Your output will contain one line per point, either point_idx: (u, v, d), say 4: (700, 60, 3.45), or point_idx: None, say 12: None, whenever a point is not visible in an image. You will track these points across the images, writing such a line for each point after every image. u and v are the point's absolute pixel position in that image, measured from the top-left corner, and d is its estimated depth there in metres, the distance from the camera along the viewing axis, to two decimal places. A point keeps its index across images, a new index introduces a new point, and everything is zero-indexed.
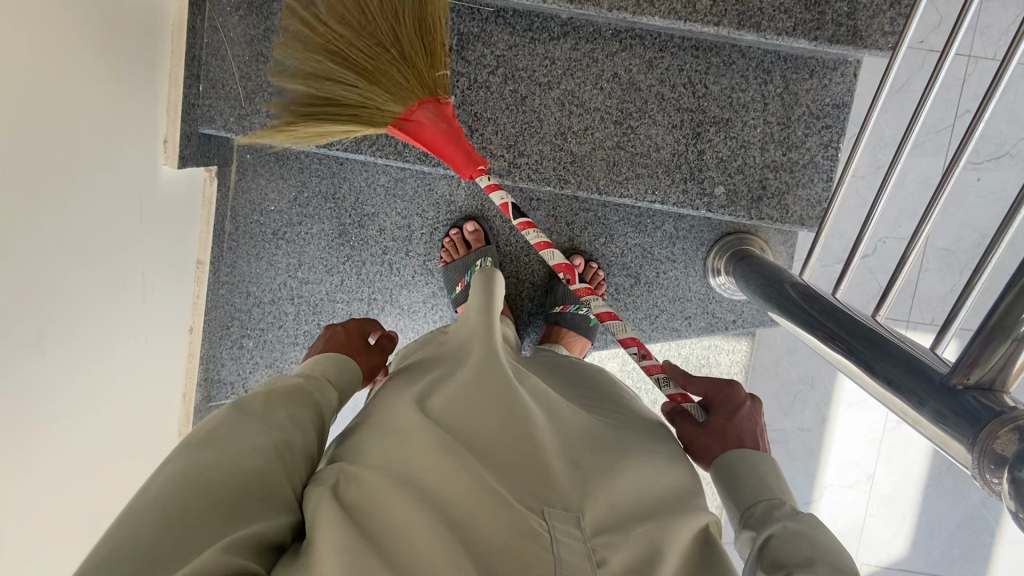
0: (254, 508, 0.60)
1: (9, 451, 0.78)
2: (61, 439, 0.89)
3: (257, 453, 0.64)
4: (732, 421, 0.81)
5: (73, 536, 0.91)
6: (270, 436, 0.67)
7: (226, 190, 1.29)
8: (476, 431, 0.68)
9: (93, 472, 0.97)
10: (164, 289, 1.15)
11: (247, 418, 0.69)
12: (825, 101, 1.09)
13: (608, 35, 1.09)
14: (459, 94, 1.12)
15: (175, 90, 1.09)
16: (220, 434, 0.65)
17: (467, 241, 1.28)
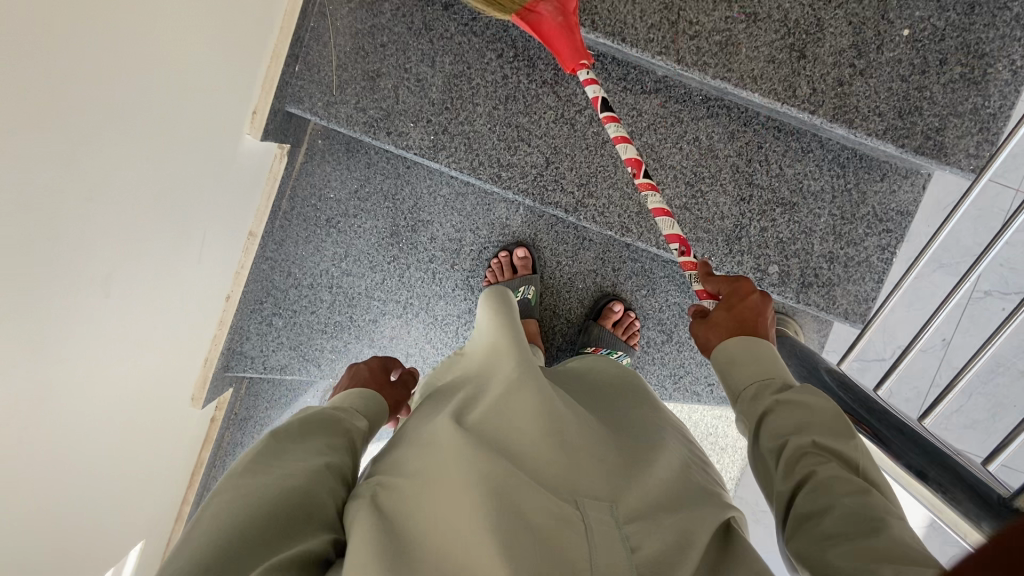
0: (302, 528, 0.60)
1: (53, 379, 0.78)
2: (96, 380, 0.89)
3: (300, 473, 0.65)
4: (734, 311, 0.78)
5: (84, 484, 0.91)
6: (312, 458, 0.68)
7: (292, 170, 1.31)
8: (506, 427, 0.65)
9: (113, 426, 0.97)
10: (216, 253, 1.15)
11: (282, 447, 0.69)
12: (891, 207, 1.12)
13: (698, 99, 1.13)
14: (543, 125, 1.15)
15: (275, 64, 1.11)
16: (259, 463, 0.66)
17: (515, 265, 1.29)
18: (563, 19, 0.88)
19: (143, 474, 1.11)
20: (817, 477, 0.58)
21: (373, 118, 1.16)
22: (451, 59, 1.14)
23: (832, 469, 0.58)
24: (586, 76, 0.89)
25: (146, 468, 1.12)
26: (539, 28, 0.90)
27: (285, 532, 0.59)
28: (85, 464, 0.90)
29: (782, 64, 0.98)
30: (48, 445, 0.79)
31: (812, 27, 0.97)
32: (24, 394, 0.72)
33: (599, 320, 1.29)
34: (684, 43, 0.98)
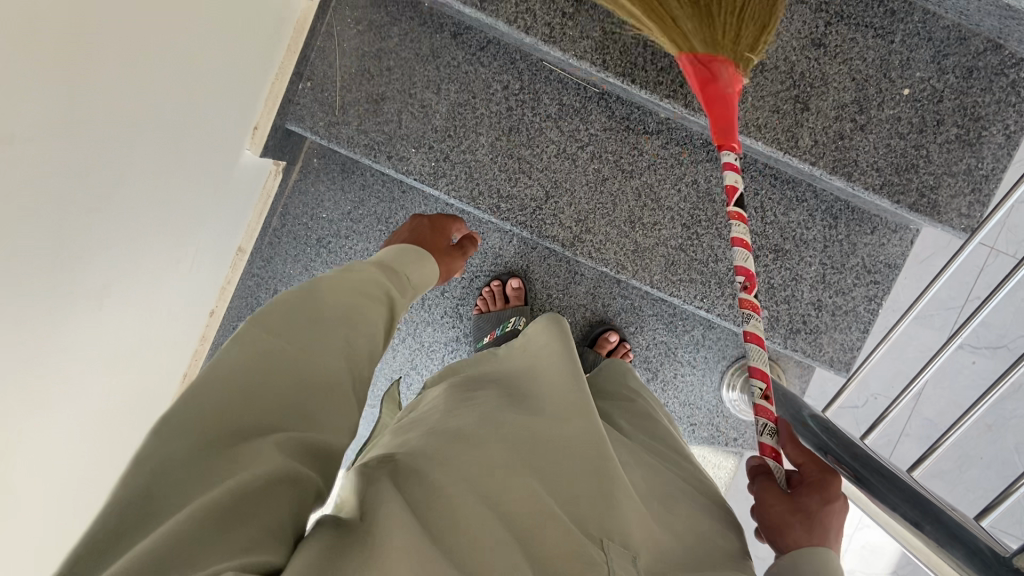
0: (321, 401, 0.57)
1: (42, 389, 0.76)
2: (84, 392, 0.87)
3: (325, 358, 0.60)
4: (822, 506, 0.64)
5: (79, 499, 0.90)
6: (338, 325, 0.64)
7: (285, 187, 1.30)
8: (549, 442, 0.61)
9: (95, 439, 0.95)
10: (207, 268, 1.14)
11: (319, 305, 0.65)
12: (880, 259, 1.15)
13: (698, 142, 1.14)
14: (544, 158, 1.14)
15: (281, 82, 1.12)
16: (289, 316, 0.62)
17: (507, 295, 1.29)
18: (733, 91, 0.78)
19: None
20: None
21: (375, 141, 1.16)
22: (456, 87, 1.15)
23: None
24: (731, 158, 0.79)
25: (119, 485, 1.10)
26: (705, 87, 0.78)
27: (308, 412, 0.55)
28: (80, 482, 0.89)
29: (786, 114, 1.00)
30: (40, 456, 0.79)
31: (816, 81, 0.99)
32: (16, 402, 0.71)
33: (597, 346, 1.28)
34: (691, 87, 1.01)
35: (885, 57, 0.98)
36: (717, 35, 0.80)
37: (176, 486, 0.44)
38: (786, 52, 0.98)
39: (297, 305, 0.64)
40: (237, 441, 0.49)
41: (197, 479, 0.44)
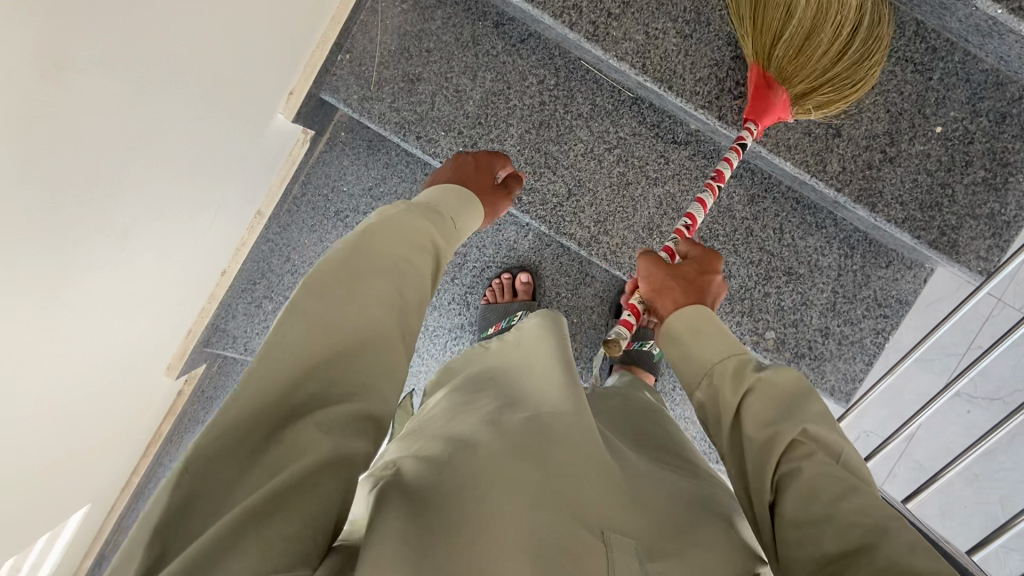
0: (375, 377, 0.54)
1: (44, 321, 0.76)
2: (83, 330, 0.87)
3: (376, 310, 0.58)
4: (702, 275, 0.81)
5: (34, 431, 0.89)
6: (390, 289, 0.61)
7: (310, 156, 1.31)
8: (546, 423, 0.60)
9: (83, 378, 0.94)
10: (225, 225, 1.14)
11: (372, 266, 0.62)
12: (892, 294, 1.15)
13: (725, 158, 1.15)
14: (571, 156, 1.15)
15: (321, 51, 1.12)
16: (343, 283, 0.59)
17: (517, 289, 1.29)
18: (776, 100, 0.97)
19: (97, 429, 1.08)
20: (806, 466, 0.55)
21: (405, 120, 1.16)
22: (492, 76, 1.15)
23: (817, 464, 0.55)
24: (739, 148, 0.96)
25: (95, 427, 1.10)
26: (759, 83, 0.97)
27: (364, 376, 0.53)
28: (39, 415, 0.88)
29: (817, 138, 1.01)
30: (22, 383, 0.79)
31: (851, 108, 1.00)
32: (20, 325, 0.71)
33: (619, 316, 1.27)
34: (727, 101, 1.01)
35: (922, 93, 0.98)
36: (792, 61, 0.97)
37: (220, 487, 0.43)
38: None
39: (350, 267, 0.61)
40: (286, 427, 0.48)
41: (234, 482, 0.44)
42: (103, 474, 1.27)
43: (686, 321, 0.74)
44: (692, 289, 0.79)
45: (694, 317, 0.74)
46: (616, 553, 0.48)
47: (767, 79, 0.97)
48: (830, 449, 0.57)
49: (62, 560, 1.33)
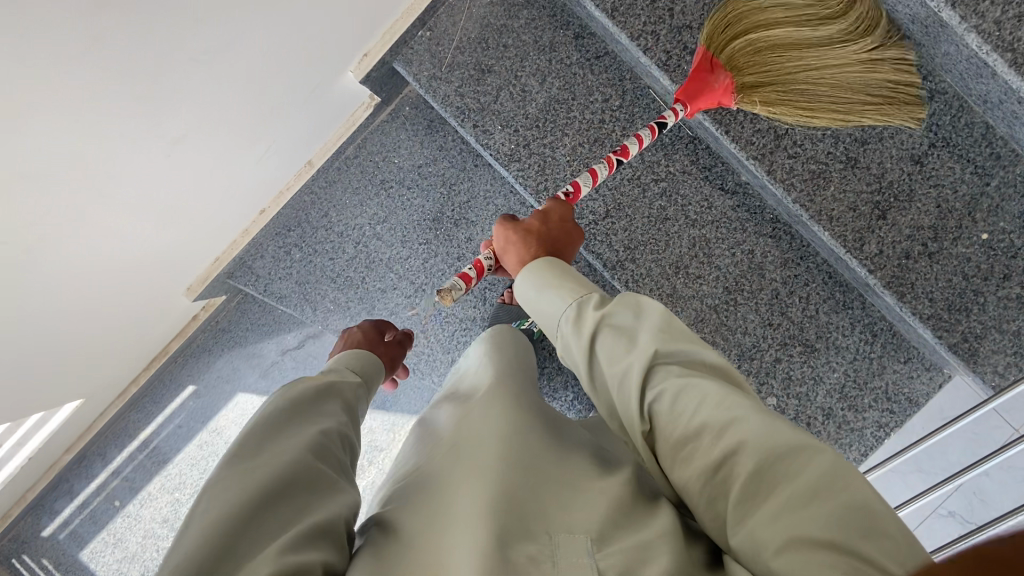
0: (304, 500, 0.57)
1: (70, 200, 0.80)
2: (107, 224, 0.90)
3: (284, 450, 0.61)
4: (540, 220, 0.86)
5: (41, 309, 0.93)
6: (306, 435, 0.65)
7: (370, 123, 1.35)
8: (473, 446, 0.63)
9: (99, 270, 0.98)
10: (272, 165, 1.18)
11: (282, 424, 0.66)
12: (903, 391, 1.13)
13: (767, 218, 1.15)
14: (617, 178, 1.17)
15: (402, 22, 1.16)
16: (257, 438, 0.62)
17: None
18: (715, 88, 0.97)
19: (101, 322, 1.12)
20: (666, 386, 0.57)
21: (466, 106, 1.18)
22: (560, 84, 1.16)
23: (670, 381, 0.57)
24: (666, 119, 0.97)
25: (101, 325, 1.14)
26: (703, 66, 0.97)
27: (306, 500, 0.58)
28: (50, 293, 0.92)
29: (862, 216, 0.99)
30: (38, 254, 0.83)
31: (903, 195, 0.99)
32: (45, 196, 0.76)
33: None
34: (780, 158, 1.01)
35: (976, 196, 0.97)
36: (745, 61, 0.98)
37: None
38: (883, 157, 0.99)
39: (263, 428, 0.64)
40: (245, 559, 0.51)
41: None
42: (101, 375, 1.31)
43: (534, 284, 0.75)
44: (547, 243, 0.83)
45: (542, 269, 0.75)
46: (561, 546, 0.51)
47: (713, 63, 0.97)
48: (682, 361, 0.60)
49: (45, 445, 1.38)
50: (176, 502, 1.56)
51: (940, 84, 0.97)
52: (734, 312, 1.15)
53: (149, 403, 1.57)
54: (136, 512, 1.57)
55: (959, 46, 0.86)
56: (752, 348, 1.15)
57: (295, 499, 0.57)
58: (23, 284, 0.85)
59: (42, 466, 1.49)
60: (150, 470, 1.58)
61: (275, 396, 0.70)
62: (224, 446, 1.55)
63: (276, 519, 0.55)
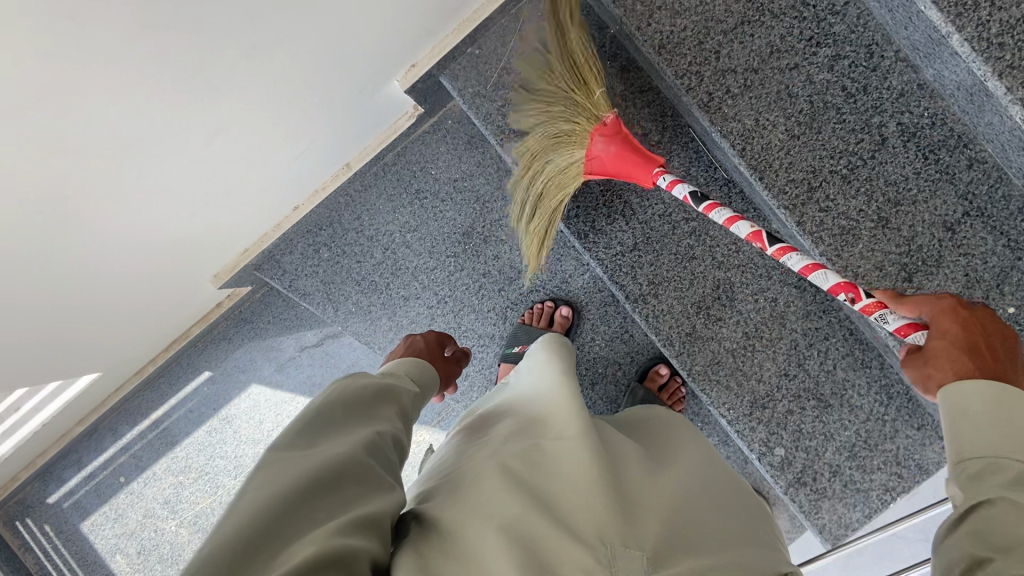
0: (353, 492, 0.58)
1: (108, 178, 0.83)
2: (143, 204, 0.93)
3: (337, 445, 0.62)
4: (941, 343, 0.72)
5: (72, 278, 0.96)
6: (357, 431, 0.66)
7: (411, 132, 1.36)
8: (528, 450, 0.64)
9: (130, 249, 1.01)
10: (309, 164, 1.20)
11: (334, 417, 0.66)
12: (913, 457, 1.12)
13: (794, 267, 1.13)
14: (648, 213, 1.17)
15: (451, 38, 1.18)
16: (309, 431, 0.63)
17: (553, 319, 1.27)
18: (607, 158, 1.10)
19: (126, 298, 1.15)
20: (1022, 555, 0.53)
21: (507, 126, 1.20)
22: None
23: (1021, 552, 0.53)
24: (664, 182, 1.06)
25: (127, 302, 1.17)
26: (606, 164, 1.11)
27: (356, 494, 0.58)
28: (81, 265, 0.95)
29: (888, 276, 0.99)
30: (73, 226, 0.86)
31: (931, 260, 0.98)
32: (82, 170, 0.78)
33: (646, 381, 1.25)
34: (811, 211, 1.01)
35: (1006, 270, 0.96)
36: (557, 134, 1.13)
37: None
38: (915, 221, 0.98)
39: (314, 420, 0.65)
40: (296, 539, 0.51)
41: None
42: (121, 351, 1.34)
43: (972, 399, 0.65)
44: (968, 351, 0.69)
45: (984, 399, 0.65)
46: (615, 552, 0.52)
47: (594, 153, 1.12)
48: None
49: (58, 412, 1.41)
50: (179, 484, 1.59)
51: (980, 153, 0.96)
52: (750, 358, 1.14)
53: (165, 384, 1.59)
54: (139, 489, 1.60)
55: (1004, 117, 0.86)
56: (765, 396, 1.14)
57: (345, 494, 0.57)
58: (55, 253, 0.88)
59: (53, 435, 1.51)
60: (158, 450, 1.60)
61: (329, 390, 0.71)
62: (232, 434, 1.58)
63: (326, 507, 0.55)
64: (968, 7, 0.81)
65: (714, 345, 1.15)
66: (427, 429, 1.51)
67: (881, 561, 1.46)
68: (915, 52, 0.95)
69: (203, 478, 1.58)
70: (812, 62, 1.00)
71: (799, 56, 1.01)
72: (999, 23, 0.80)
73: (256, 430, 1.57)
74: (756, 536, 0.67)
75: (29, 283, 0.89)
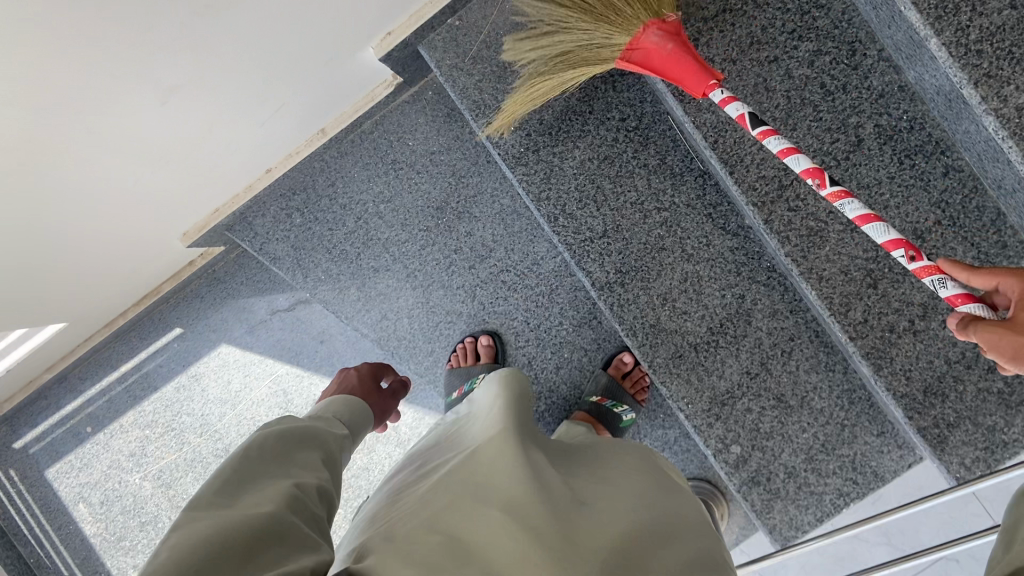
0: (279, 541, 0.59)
1: (58, 129, 0.81)
2: (98, 157, 0.91)
3: (263, 496, 0.64)
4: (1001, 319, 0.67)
5: (22, 228, 0.95)
6: (281, 479, 0.68)
7: (389, 103, 1.35)
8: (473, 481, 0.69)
9: (86, 200, 0.99)
10: (281, 125, 1.19)
11: (264, 466, 0.69)
12: (869, 464, 1.11)
13: (763, 265, 1.12)
14: (619, 201, 1.14)
15: (431, 7, 1.16)
16: (236, 483, 0.65)
17: (479, 353, 1.28)
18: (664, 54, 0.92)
19: (87, 248, 1.13)
20: None
21: (483, 103, 1.17)
22: (581, 96, 1.16)
23: None
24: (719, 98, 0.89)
25: (88, 254, 1.15)
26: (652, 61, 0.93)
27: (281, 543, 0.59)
28: (32, 215, 0.93)
29: (853, 281, 0.97)
30: (20, 178, 0.84)
31: (899, 268, 0.96)
32: (27, 124, 0.76)
33: (609, 369, 1.27)
34: (780, 209, 0.98)
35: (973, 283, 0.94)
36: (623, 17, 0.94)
37: None
38: None
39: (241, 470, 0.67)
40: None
41: None
42: (87, 303, 1.33)
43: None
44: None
45: None
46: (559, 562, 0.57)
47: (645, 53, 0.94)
48: None
49: (24, 358, 1.40)
50: (144, 438, 1.59)
51: (957, 161, 0.94)
52: (713, 353, 1.13)
53: (135, 338, 1.59)
54: (105, 440, 1.60)
55: (979, 126, 0.83)
56: (725, 393, 1.13)
57: (263, 553, 0.57)
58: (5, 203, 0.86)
59: (19, 380, 1.51)
60: (126, 402, 1.60)
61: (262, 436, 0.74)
62: (200, 392, 1.57)
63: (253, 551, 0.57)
64: (948, 11, 0.79)
65: (676, 341, 1.13)
66: None
67: (841, 561, 1.44)
68: (899, 53, 0.92)
69: (169, 433, 1.58)
70: (792, 57, 0.98)
71: (779, 49, 0.98)
72: (979, 29, 0.78)
73: (224, 390, 1.56)
74: (694, 522, 0.72)
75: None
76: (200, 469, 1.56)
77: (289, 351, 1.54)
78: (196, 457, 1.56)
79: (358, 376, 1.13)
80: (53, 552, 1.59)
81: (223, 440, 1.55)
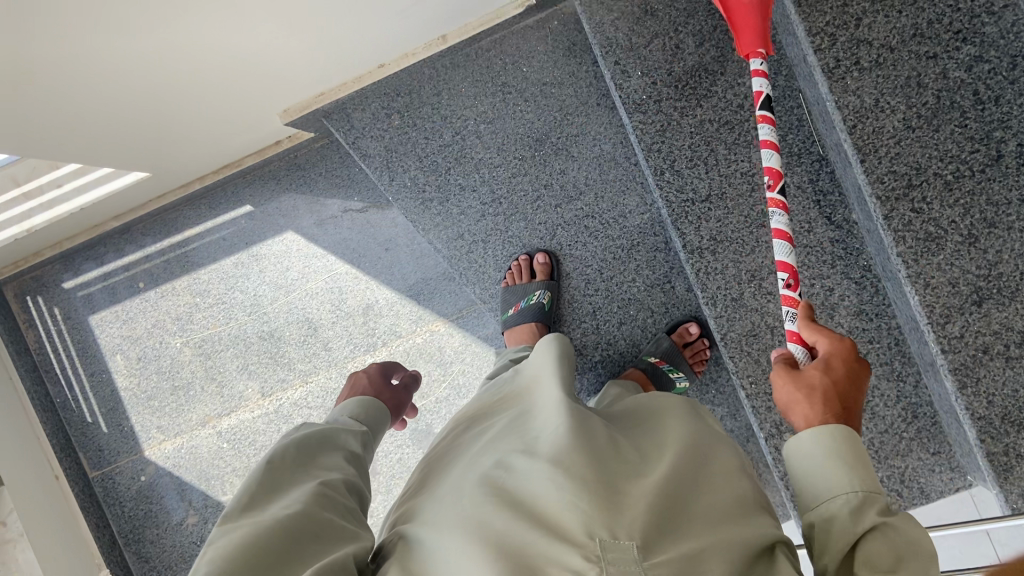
0: (314, 547, 0.65)
1: None
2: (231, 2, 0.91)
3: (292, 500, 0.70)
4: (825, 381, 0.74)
5: (143, 60, 0.94)
6: (306, 482, 0.74)
7: (511, 25, 1.34)
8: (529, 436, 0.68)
9: (207, 48, 0.99)
10: (406, 20, 1.18)
11: (289, 476, 0.75)
12: (917, 480, 1.11)
13: (859, 263, 1.10)
14: (730, 167, 1.13)
15: None
16: (263, 495, 0.71)
17: (534, 271, 1.30)
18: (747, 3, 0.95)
19: (190, 101, 1.13)
20: None
21: (615, 41, 1.18)
22: (716, 56, 1.14)
23: None
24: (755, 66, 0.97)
25: (190, 108, 1.15)
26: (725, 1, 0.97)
27: (317, 546, 0.65)
28: (157, 50, 0.93)
29: (959, 295, 0.95)
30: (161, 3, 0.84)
31: (1008, 290, 0.94)
32: None
33: (672, 335, 1.25)
34: (902, 207, 0.96)
35: None
36: None
37: None
38: (1005, 247, 0.94)
39: (269, 480, 0.73)
40: None
41: None
42: (173, 159, 1.34)
43: (820, 446, 0.68)
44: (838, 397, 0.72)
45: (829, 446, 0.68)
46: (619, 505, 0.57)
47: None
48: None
49: (97, 202, 1.41)
50: (193, 305, 1.60)
51: None
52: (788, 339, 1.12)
53: (204, 206, 1.60)
54: (154, 299, 1.61)
55: None
56: None
57: (297, 553, 0.64)
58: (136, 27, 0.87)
59: (83, 222, 1.52)
60: (183, 266, 1.60)
61: (281, 446, 0.79)
62: (256, 273, 1.57)
63: (292, 558, 0.63)
64: None
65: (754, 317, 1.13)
66: (444, 321, 1.50)
67: None
68: None
69: (218, 306, 1.59)
70: (951, 57, 0.96)
71: (940, 46, 0.96)
72: None
73: (279, 276, 1.57)
74: (742, 467, 0.71)
75: (102, 47, 0.88)
76: (241, 347, 1.57)
77: (352, 252, 1.54)
78: (240, 334, 1.58)
79: (367, 376, 1.14)
80: (81, 396, 1.62)
81: (270, 323, 1.56)
